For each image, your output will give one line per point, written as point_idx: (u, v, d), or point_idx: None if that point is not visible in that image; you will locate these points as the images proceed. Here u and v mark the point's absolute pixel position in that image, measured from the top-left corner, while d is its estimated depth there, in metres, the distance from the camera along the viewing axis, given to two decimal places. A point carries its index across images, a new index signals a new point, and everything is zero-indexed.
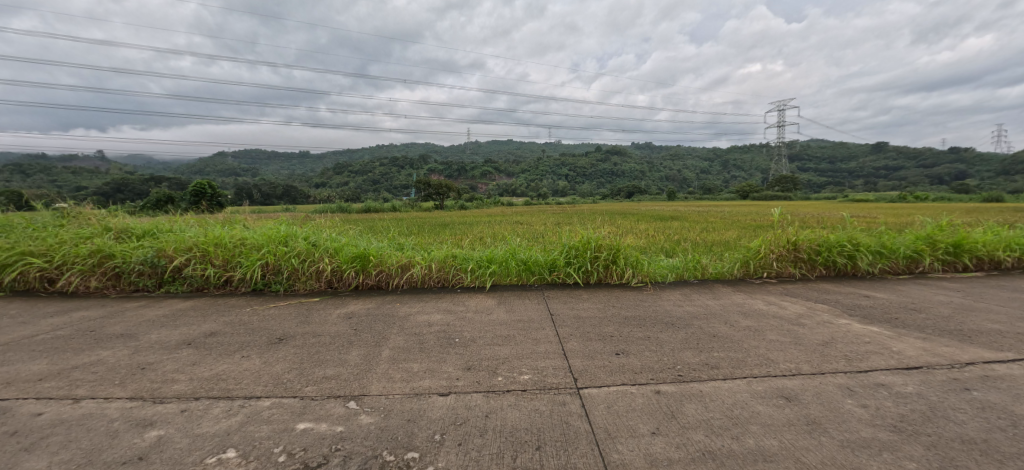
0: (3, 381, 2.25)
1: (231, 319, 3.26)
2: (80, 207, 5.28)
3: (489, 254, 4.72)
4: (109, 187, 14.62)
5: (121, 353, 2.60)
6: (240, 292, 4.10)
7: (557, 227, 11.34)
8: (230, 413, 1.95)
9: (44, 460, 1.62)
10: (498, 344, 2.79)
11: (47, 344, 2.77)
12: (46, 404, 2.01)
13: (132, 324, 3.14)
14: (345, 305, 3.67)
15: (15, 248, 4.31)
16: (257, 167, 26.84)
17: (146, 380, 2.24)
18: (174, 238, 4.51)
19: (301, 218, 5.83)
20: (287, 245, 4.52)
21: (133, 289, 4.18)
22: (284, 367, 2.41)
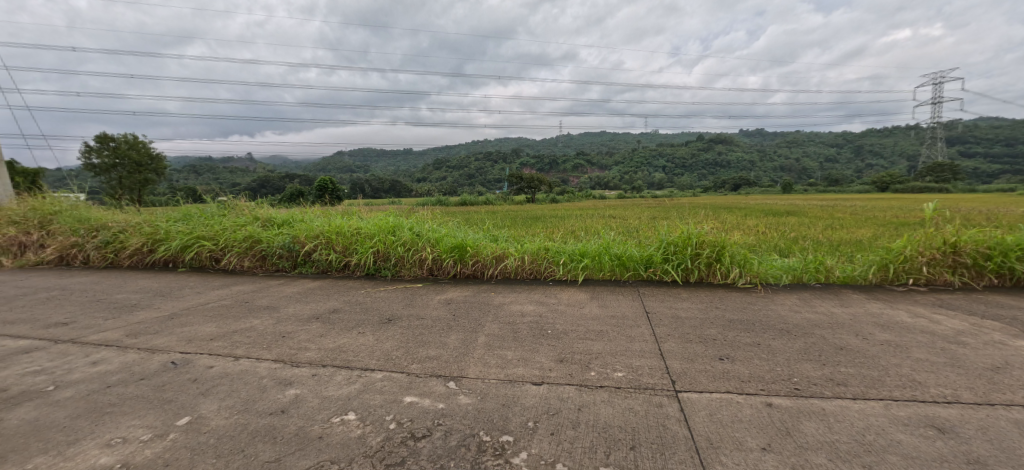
0: (189, 337, 2.83)
1: (349, 299, 3.69)
2: (237, 200, 6.38)
3: (580, 248, 4.67)
4: (256, 183, 17.50)
5: (268, 322, 3.10)
6: (356, 275, 4.61)
7: (652, 221, 10.81)
8: (350, 380, 2.22)
9: (216, 403, 2.02)
10: (591, 338, 2.76)
11: (215, 310, 3.42)
12: (216, 359, 2.47)
13: (274, 298, 3.73)
14: (444, 292, 3.92)
15: (193, 233, 5.36)
16: (368, 165, 29.91)
17: (286, 346, 2.65)
18: (306, 226, 5.20)
19: (406, 210, 6.34)
20: (396, 235, 4.96)
21: (274, 269, 4.95)
22: (393, 344, 2.67)
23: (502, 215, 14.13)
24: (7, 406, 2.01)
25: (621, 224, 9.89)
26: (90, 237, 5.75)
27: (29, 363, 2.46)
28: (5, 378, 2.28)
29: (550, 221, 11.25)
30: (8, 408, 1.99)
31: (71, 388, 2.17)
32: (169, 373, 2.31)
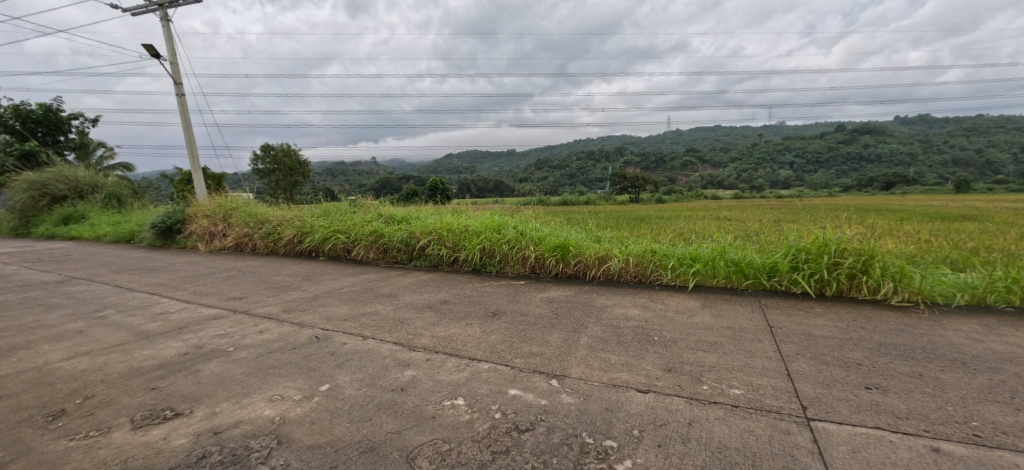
0: (329, 316, 3.32)
1: (457, 292, 3.97)
2: (364, 199, 7.26)
3: (691, 251, 4.38)
4: (378, 184, 19.69)
5: (389, 308, 3.49)
6: (464, 270, 4.94)
7: (776, 224, 9.60)
8: (460, 368, 2.39)
9: (350, 375, 2.34)
10: (704, 350, 2.58)
11: (348, 294, 3.95)
12: (349, 337, 2.86)
13: (395, 287, 4.17)
14: (546, 290, 3.99)
15: (331, 227, 6.25)
16: (474, 165, 31.64)
17: (405, 331, 2.95)
18: (421, 223, 5.71)
19: (509, 209, 6.59)
20: (500, 233, 5.19)
21: (394, 261, 5.54)
22: (498, 338, 2.80)
23: (602, 215, 13.79)
24: (205, 359, 2.57)
25: (737, 227, 8.98)
26: (257, 229, 7.06)
27: (218, 327, 3.11)
28: (203, 337, 2.92)
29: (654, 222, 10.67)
30: (206, 361, 2.55)
31: (246, 350, 2.69)
32: (314, 346, 2.73)
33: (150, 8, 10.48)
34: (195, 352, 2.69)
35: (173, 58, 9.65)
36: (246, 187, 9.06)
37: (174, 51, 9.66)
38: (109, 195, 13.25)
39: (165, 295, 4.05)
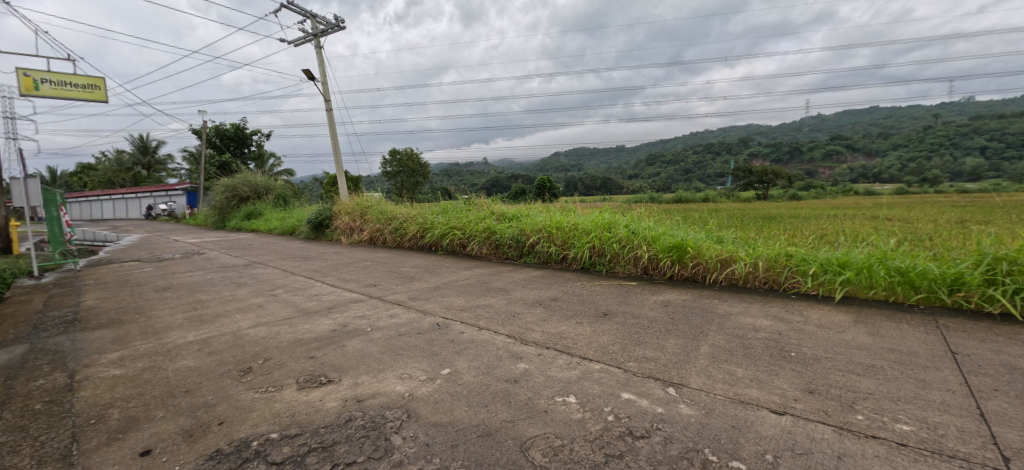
0: (448, 305, 3.60)
1: (566, 289, 3.99)
2: (476, 197, 7.74)
3: (840, 255, 3.76)
4: (488, 183, 20.75)
5: (501, 301, 3.65)
6: (573, 268, 4.98)
7: (964, 226, 7.66)
8: (571, 365, 2.39)
9: (467, 362, 2.50)
10: (858, 373, 2.19)
11: (463, 287, 4.24)
12: (466, 327, 3.06)
13: (506, 282, 4.36)
14: (660, 293, 3.79)
15: (448, 224, 6.80)
16: (581, 162, 31.40)
17: (516, 324, 3.06)
18: (530, 221, 5.88)
19: (619, 207, 6.41)
20: (610, 232, 5.09)
21: (505, 257, 5.83)
22: (609, 338, 2.74)
23: (725, 213, 12.51)
24: (349, 336, 2.98)
25: (902, 228, 7.43)
26: (387, 225, 8.01)
27: (359, 309, 3.59)
28: (347, 317, 3.39)
29: (787, 221, 9.37)
30: (349, 338, 2.95)
31: (380, 331, 3.05)
32: (436, 332, 2.98)
33: (307, 39, 12.50)
34: (341, 329, 3.13)
35: (323, 79, 11.39)
36: (377, 188, 10.32)
37: (325, 74, 11.40)
38: (278, 196, 16.21)
39: (318, 279, 4.80)
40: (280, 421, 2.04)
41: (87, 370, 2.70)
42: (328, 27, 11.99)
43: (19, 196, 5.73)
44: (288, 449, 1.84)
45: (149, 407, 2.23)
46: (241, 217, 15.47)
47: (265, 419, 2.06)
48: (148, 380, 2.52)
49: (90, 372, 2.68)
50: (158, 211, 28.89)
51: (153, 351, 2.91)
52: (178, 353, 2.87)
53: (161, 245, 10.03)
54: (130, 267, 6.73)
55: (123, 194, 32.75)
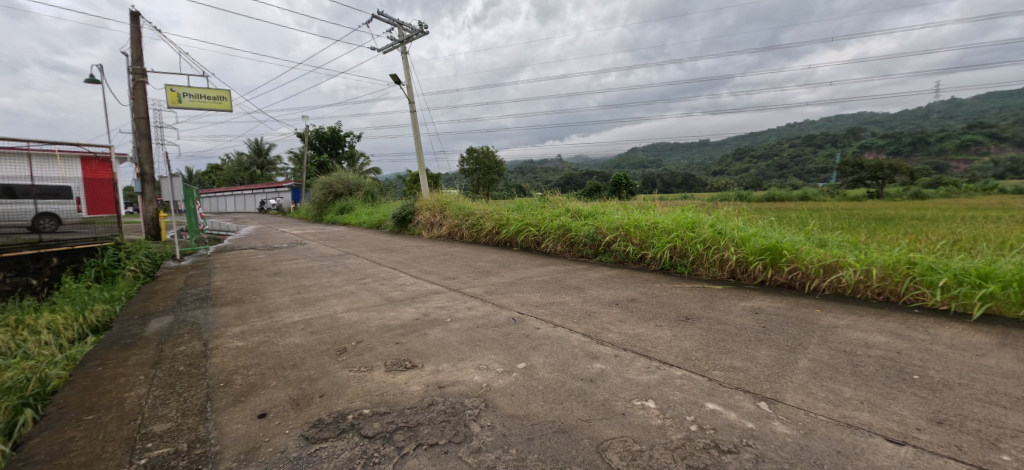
0: (523, 301, 3.66)
1: (645, 291, 3.86)
2: (551, 194, 7.78)
3: (981, 265, 3.19)
4: (562, 181, 20.70)
5: (577, 300, 3.63)
6: (651, 268, 4.90)
7: None
8: (650, 369, 2.31)
9: (542, 357, 2.52)
10: (1006, 405, 1.83)
11: (538, 283, 4.28)
12: (541, 323, 3.08)
13: (581, 280, 4.33)
14: (750, 299, 3.52)
15: (523, 221, 6.98)
16: (659, 158, 30.07)
17: (592, 324, 3.02)
18: (607, 219, 5.83)
19: (704, 205, 6.05)
20: (693, 232, 4.87)
21: (580, 255, 5.89)
22: (692, 344, 2.60)
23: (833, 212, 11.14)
24: (431, 325, 3.15)
25: None
26: (465, 221, 8.37)
27: (439, 300, 3.78)
28: (428, 307, 3.59)
29: (910, 224, 8.10)
30: (431, 327, 3.12)
31: (459, 322, 3.18)
32: (512, 326, 3.04)
33: (394, 45, 13.39)
34: (424, 318, 3.32)
35: (408, 83, 12.14)
36: (455, 185, 10.79)
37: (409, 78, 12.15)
38: (368, 192, 17.66)
39: (403, 270, 5.15)
40: (371, 398, 2.21)
41: (217, 340, 3.16)
42: (413, 33, 12.73)
43: (168, 192, 6.86)
44: (378, 425, 1.99)
45: (264, 376, 2.56)
46: (337, 211, 17.13)
47: (358, 396, 2.25)
48: (263, 352, 2.88)
49: (219, 342, 3.13)
50: (269, 205, 33.01)
51: (266, 328, 3.33)
52: (286, 331, 3.25)
53: (272, 235, 11.46)
54: (248, 253, 7.76)
55: (242, 191, 37.86)
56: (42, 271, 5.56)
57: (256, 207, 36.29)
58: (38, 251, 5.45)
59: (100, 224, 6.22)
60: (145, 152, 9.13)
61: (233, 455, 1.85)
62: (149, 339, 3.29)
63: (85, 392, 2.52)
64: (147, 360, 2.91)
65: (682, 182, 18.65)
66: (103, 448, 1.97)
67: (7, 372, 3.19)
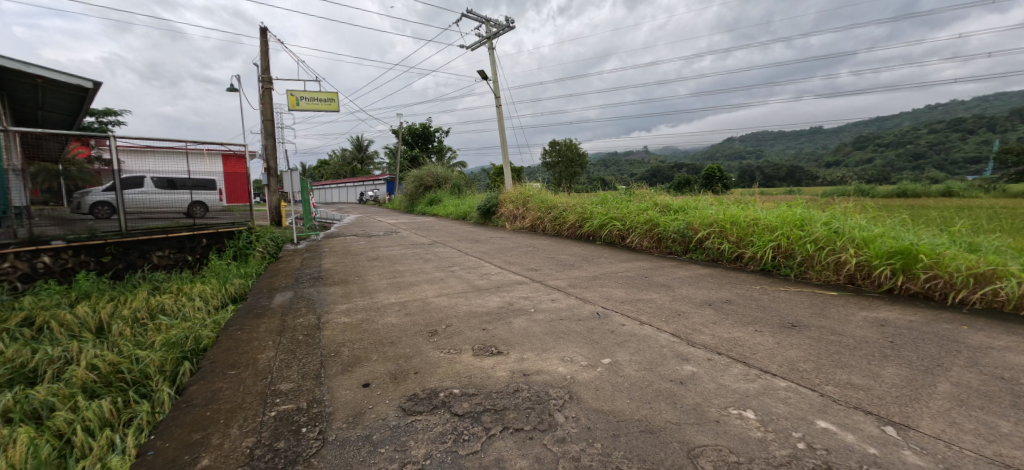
0: (608, 296, 3.61)
1: (742, 293, 3.61)
2: (638, 187, 7.56)
3: None
4: (648, 174, 19.87)
5: (665, 298, 3.50)
6: (750, 268, 4.57)
7: None
8: (748, 378, 2.15)
9: (628, 355, 2.47)
10: None
11: (624, 279, 4.20)
12: (627, 319, 3.02)
13: (669, 278, 4.17)
14: (873, 308, 3.10)
15: (607, 214, 6.90)
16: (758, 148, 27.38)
17: (682, 324, 2.89)
18: (700, 214, 5.61)
19: (815, 200, 5.45)
20: (802, 230, 4.49)
21: (668, 251, 5.71)
22: (799, 355, 2.38)
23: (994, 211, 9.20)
24: (515, 314, 3.25)
25: None
26: (547, 214, 8.47)
27: (524, 291, 3.88)
28: (513, 297, 3.70)
29: None
30: (516, 316, 3.22)
31: (543, 313, 3.24)
32: (596, 321, 3.02)
33: (481, 42, 13.80)
34: (508, 307, 3.44)
35: (493, 79, 12.49)
36: (537, 178, 10.90)
37: (495, 74, 12.48)
38: (454, 185, 18.56)
39: (488, 260, 5.36)
40: (460, 380, 2.35)
41: (328, 315, 3.59)
42: (500, 28, 13.02)
43: (288, 185, 7.86)
44: (467, 405, 2.11)
45: (366, 350, 2.84)
46: (427, 203, 18.29)
47: (448, 376, 2.40)
48: (365, 329, 3.20)
49: (330, 317, 3.55)
50: (366, 196, 36.31)
51: (369, 307, 3.70)
52: (384, 311, 3.58)
53: (369, 224, 12.61)
54: (350, 240, 8.63)
55: (344, 183, 42.14)
56: (195, 248, 6.82)
57: (356, 198, 40.14)
58: (193, 233, 6.70)
59: (236, 212, 7.31)
60: (270, 149, 10.55)
61: (343, 417, 2.09)
62: (275, 310, 3.84)
63: (229, 350, 3.02)
64: (274, 328, 3.40)
65: (787, 174, 16.76)
66: (243, 399, 2.35)
67: (174, 330, 3.93)
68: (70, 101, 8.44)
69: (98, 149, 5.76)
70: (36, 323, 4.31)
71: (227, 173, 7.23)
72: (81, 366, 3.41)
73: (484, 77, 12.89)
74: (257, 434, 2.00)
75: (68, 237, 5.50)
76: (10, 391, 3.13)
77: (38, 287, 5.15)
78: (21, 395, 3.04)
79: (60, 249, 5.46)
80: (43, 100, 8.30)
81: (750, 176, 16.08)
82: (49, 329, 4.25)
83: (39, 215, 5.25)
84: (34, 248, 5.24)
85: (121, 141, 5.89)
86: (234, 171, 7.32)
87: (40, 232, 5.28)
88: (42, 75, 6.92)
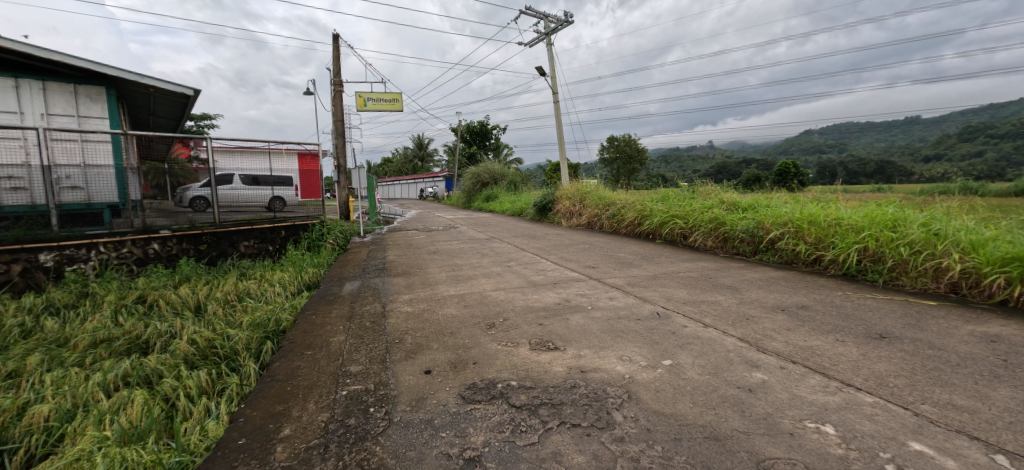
0: (669, 296, 3.50)
1: (820, 298, 3.34)
2: (702, 184, 7.21)
3: None
4: (713, 171, 18.83)
5: (732, 300, 3.33)
6: (830, 272, 4.22)
7: None
8: (828, 390, 2.00)
9: (691, 358, 2.39)
10: None
11: (687, 279, 4.05)
12: (689, 321, 2.91)
13: (737, 280, 3.96)
14: (982, 321, 2.74)
15: (669, 212, 6.67)
16: (841, 141, 24.88)
17: (752, 329, 2.74)
18: (772, 212, 5.26)
19: (911, 198, 4.88)
20: (894, 232, 4.06)
21: (735, 252, 5.41)
22: (889, 369, 2.17)
23: None
24: (572, 311, 3.25)
25: None
26: (604, 211, 8.34)
27: (581, 288, 3.86)
28: (570, 293, 3.71)
29: None
30: (573, 312, 3.22)
31: (601, 311, 3.21)
32: (657, 321, 2.95)
33: (540, 39, 13.80)
34: (565, 303, 3.45)
35: (550, 75, 12.46)
36: (595, 175, 10.74)
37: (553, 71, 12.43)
38: (510, 182, 18.78)
39: (544, 256, 5.39)
40: (517, 372, 2.40)
41: (392, 304, 3.81)
42: (558, 23, 12.92)
43: (356, 181, 8.38)
44: (525, 397, 2.15)
45: (428, 339, 2.98)
46: (484, 199, 18.68)
47: (506, 368, 2.46)
48: (427, 318, 3.36)
49: (394, 305, 3.77)
50: (425, 193, 37.78)
51: (430, 298, 3.87)
52: (444, 302, 3.74)
53: (428, 219, 13.13)
54: (410, 234, 9.04)
55: (405, 180, 44.20)
56: (276, 239, 7.49)
57: (416, 194, 41.96)
58: (273, 225, 7.37)
59: (310, 206, 7.92)
60: (340, 148, 11.31)
61: (406, 401, 2.22)
62: (345, 297, 4.14)
63: (306, 333, 3.31)
64: (344, 314, 3.67)
65: (876, 169, 15.06)
66: (318, 377, 2.57)
67: (258, 312, 4.37)
68: (176, 107, 9.62)
69: (196, 150, 6.51)
70: (149, 300, 4.99)
71: (303, 171, 7.84)
72: (184, 339, 3.89)
73: (541, 73, 12.87)
74: (330, 410, 2.18)
75: (173, 226, 6.29)
76: (131, 358, 3.66)
77: (150, 270, 5.94)
78: (138, 362, 3.54)
79: (166, 237, 6.26)
80: (155, 107, 9.54)
81: (832, 172, 14.68)
82: (159, 306, 4.91)
83: (150, 207, 6.04)
84: (146, 236, 6.05)
85: (215, 142, 6.58)
86: (309, 168, 7.96)
87: (152, 222, 6.12)
88: (155, 86, 7.94)
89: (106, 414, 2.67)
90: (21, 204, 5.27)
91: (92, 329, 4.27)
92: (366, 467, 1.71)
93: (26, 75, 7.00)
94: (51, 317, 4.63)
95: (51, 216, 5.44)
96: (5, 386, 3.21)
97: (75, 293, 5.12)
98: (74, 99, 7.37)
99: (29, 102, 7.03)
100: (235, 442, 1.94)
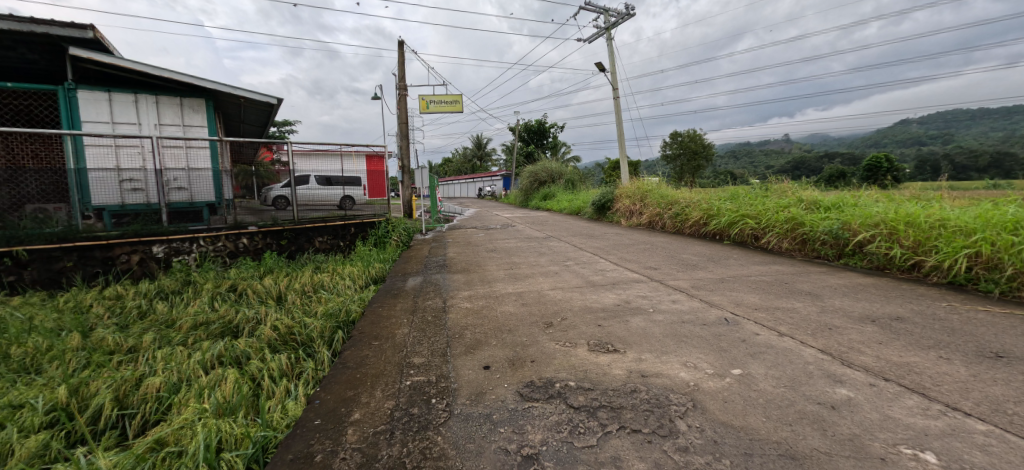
0: (739, 301, 3.30)
1: (920, 310, 2.97)
2: (778, 181, 6.68)
3: None
4: (790, 167, 17.41)
5: (811, 308, 3.07)
6: (931, 280, 3.74)
7: None
8: (928, 413, 1.79)
9: (764, 369, 2.24)
10: None
11: (759, 283, 3.78)
12: (762, 329, 2.73)
13: (817, 286, 3.62)
14: None
15: (739, 211, 6.26)
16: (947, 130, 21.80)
17: (835, 341, 2.50)
18: (861, 212, 4.76)
19: None
20: (1016, 236, 3.51)
21: (815, 254, 4.97)
22: (1009, 394, 1.88)
23: None
24: (632, 313, 3.17)
25: None
26: (667, 210, 8.00)
27: (642, 289, 3.76)
28: (630, 295, 3.62)
29: None
30: (633, 315, 3.15)
31: (663, 314, 3.10)
32: (725, 327, 2.79)
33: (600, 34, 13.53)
34: (625, 305, 3.38)
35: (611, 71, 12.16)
36: (657, 172, 10.34)
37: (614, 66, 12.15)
38: (568, 181, 18.60)
39: (602, 256, 5.31)
40: (575, 373, 2.39)
41: (453, 299, 3.96)
42: (620, 17, 12.59)
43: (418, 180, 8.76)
44: (584, 398, 2.14)
45: (486, 335, 3.07)
46: (541, 197, 18.67)
47: (564, 368, 2.47)
48: (485, 315, 3.46)
49: (454, 301, 3.91)
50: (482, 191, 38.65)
51: (489, 295, 3.96)
52: (503, 299, 3.81)
53: (486, 217, 13.37)
54: (469, 232, 9.31)
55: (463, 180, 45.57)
56: (346, 235, 8.06)
57: (474, 193, 43.20)
58: (344, 222, 7.93)
59: (377, 205, 8.40)
60: (404, 149, 11.88)
61: (466, 394, 2.30)
62: (409, 292, 4.36)
63: (373, 324, 3.53)
64: (408, 308, 3.88)
65: (992, 164, 13.06)
66: (385, 367, 2.74)
67: (330, 303, 4.75)
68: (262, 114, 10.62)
69: (279, 153, 7.13)
70: (239, 289, 5.59)
71: (371, 172, 8.33)
72: (268, 325, 4.33)
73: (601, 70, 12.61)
74: (395, 398, 2.32)
75: (259, 223, 6.99)
76: (224, 340, 4.13)
77: (240, 261, 6.65)
78: (230, 344, 3.99)
79: (253, 233, 6.97)
80: (244, 115, 10.58)
81: (936, 167, 12.93)
82: (248, 293, 5.51)
83: (240, 205, 6.75)
84: (237, 231, 6.77)
85: (295, 147, 7.18)
86: (375, 169, 8.43)
87: (241, 219, 6.80)
88: (245, 96, 8.84)
89: (205, 389, 3.05)
90: (139, 203, 6.29)
91: (193, 313, 4.88)
92: (429, 456, 1.80)
93: (143, 91, 8.08)
94: (162, 301, 5.35)
95: (162, 212, 6.30)
96: (127, 358, 3.76)
97: (180, 281, 5.86)
98: (180, 109, 8.39)
99: (145, 114, 8.06)
100: (312, 422, 2.13)
